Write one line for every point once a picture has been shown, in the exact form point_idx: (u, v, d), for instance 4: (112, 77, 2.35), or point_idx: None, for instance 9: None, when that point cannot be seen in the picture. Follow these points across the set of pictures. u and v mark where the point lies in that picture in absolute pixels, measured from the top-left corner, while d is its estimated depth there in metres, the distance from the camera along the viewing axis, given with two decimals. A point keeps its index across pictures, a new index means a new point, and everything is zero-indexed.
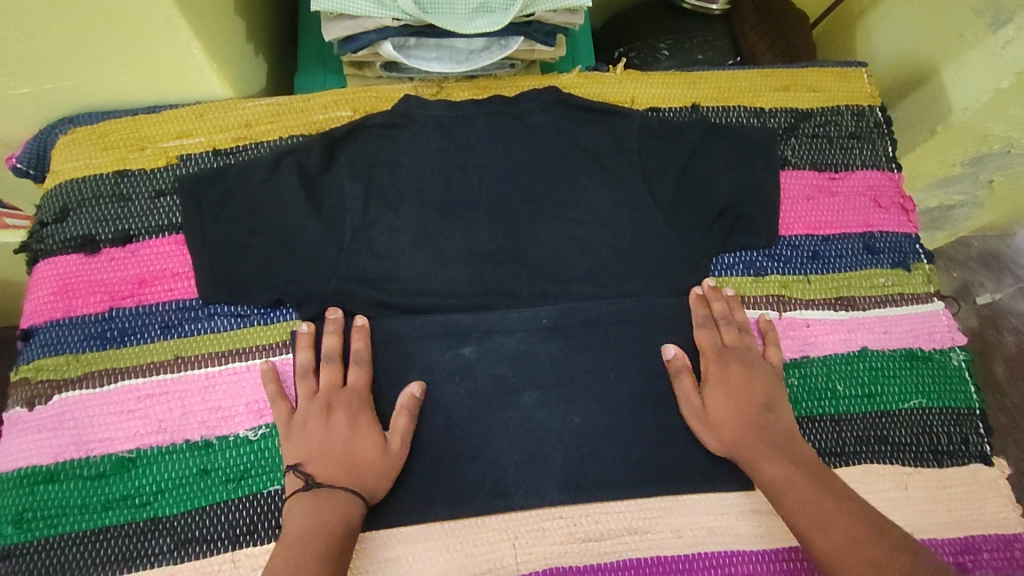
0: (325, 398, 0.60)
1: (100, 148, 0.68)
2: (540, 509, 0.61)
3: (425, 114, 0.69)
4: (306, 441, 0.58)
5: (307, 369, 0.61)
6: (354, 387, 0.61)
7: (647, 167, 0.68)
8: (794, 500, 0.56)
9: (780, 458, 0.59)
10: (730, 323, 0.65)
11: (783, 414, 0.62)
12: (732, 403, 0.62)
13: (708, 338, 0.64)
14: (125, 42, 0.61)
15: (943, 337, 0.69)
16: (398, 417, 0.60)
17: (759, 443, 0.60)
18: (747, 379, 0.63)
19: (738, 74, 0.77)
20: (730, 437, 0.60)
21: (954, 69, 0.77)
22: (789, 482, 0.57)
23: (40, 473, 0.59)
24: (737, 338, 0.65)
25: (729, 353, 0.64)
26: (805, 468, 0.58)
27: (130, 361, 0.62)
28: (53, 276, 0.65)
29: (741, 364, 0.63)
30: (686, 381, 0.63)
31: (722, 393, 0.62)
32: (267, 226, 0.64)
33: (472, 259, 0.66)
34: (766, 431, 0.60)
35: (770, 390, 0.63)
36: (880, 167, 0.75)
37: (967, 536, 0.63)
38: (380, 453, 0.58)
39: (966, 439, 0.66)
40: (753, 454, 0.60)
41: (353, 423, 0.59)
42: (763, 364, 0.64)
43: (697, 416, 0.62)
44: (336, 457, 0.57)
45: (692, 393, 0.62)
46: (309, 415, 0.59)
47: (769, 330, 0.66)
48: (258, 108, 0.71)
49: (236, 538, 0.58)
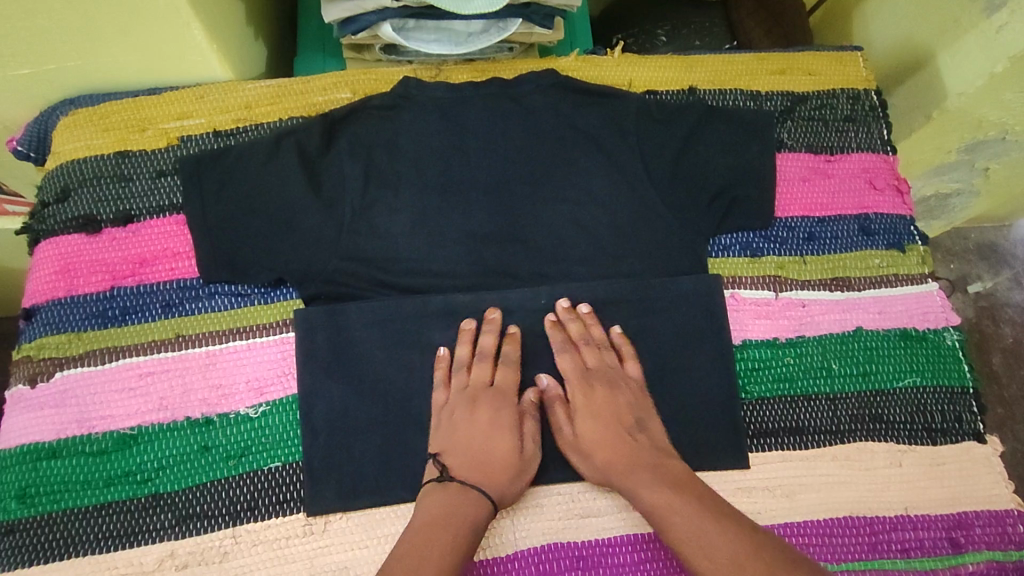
0: (473, 393, 0.62)
1: (101, 129, 0.69)
2: (536, 488, 0.62)
3: (424, 96, 0.70)
4: (453, 431, 0.60)
5: (463, 363, 0.63)
6: (501, 387, 0.63)
7: (645, 150, 0.69)
8: (675, 522, 0.54)
9: (658, 479, 0.57)
10: (589, 344, 0.64)
11: (654, 429, 0.62)
12: (600, 428, 0.61)
13: (569, 363, 0.64)
14: (125, 23, 0.61)
15: (936, 317, 0.70)
16: (527, 422, 0.62)
17: (636, 466, 0.59)
18: (613, 402, 0.62)
19: (735, 58, 0.78)
20: (606, 462, 0.60)
21: (949, 54, 0.77)
22: (668, 505, 0.55)
23: (43, 449, 0.59)
24: (597, 359, 0.64)
25: (592, 376, 0.63)
26: (684, 488, 0.57)
27: (131, 339, 0.63)
28: (54, 256, 0.65)
29: (606, 385, 0.63)
30: (558, 411, 0.63)
31: (590, 419, 0.62)
32: (266, 205, 0.64)
33: (471, 240, 0.67)
34: (638, 453, 0.59)
35: (633, 407, 0.62)
36: (875, 150, 0.76)
37: (960, 512, 0.64)
38: (516, 457, 0.60)
39: (958, 417, 0.67)
40: (632, 478, 0.58)
41: (497, 422, 0.61)
42: (624, 380, 0.64)
43: (571, 446, 0.61)
44: (477, 452, 0.60)
45: (563, 424, 0.62)
46: (457, 405, 0.61)
47: (624, 343, 0.65)
48: (258, 89, 0.72)
49: (237, 514, 0.59)
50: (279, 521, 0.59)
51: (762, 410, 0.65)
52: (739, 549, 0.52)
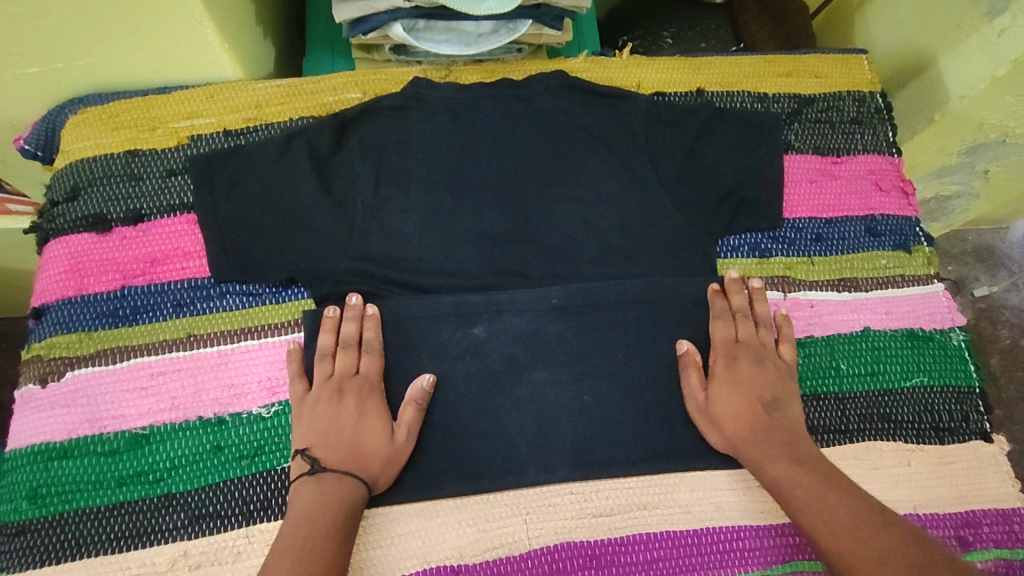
0: (337, 383, 0.61)
1: (110, 128, 0.69)
2: (550, 486, 0.62)
3: (435, 96, 0.70)
4: (315, 424, 0.59)
5: (326, 353, 0.62)
6: (366, 374, 0.61)
7: (654, 150, 0.69)
8: (800, 499, 0.56)
9: (782, 456, 0.59)
10: (745, 319, 0.66)
11: (786, 411, 0.62)
12: (739, 398, 0.62)
13: (722, 332, 0.65)
14: (138, 22, 0.61)
15: (943, 318, 0.71)
16: (406, 408, 0.60)
17: (767, 440, 0.60)
18: (757, 377, 0.63)
19: (742, 60, 0.78)
20: (735, 433, 0.61)
21: (951, 58, 0.78)
22: (796, 479, 0.58)
23: (54, 449, 0.59)
24: (747, 334, 0.65)
25: (740, 349, 0.65)
26: (812, 467, 0.58)
27: (143, 339, 0.63)
28: (64, 255, 0.65)
29: (752, 360, 0.64)
30: (693, 377, 0.63)
31: (729, 388, 0.63)
32: (278, 204, 0.64)
33: (482, 240, 0.67)
34: (771, 428, 0.61)
35: (773, 386, 0.63)
36: (881, 152, 0.76)
37: (968, 511, 0.64)
38: (387, 444, 0.59)
39: (965, 416, 0.68)
40: (760, 453, 0.60)
41: (362, 409, 0.60)
42: (773, 360, 0.65)
43: (700, 408, 0.63)
44: (342, 442, 0.58)
45: (698, 388, 0.63)
46: (320, 398, 0.60)
47: (783, 325, 0.66)
48: (268, 89, 0.72)
49: (250, 514, 0.59)
50: None
51: None
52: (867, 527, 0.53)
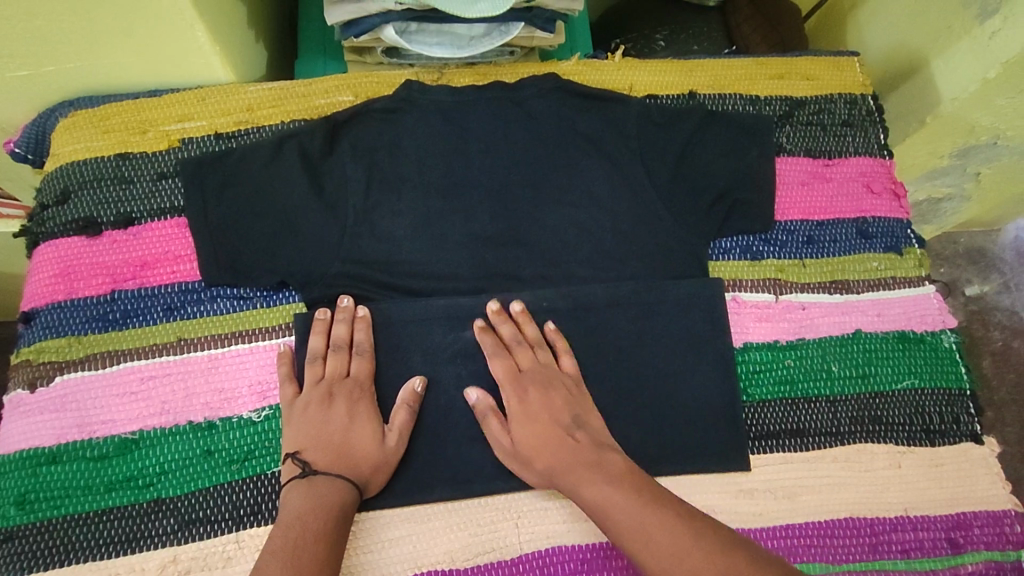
0: (327, 386, 0.60)
1: (101, 131, 0.69)
2: (543, 489, 0.61)
3: (426, 99, 0.70)
4: (305, 427, 0.58)
5: (317, 355, 0.61)
6: (356, 378, 0.61)
7: (645, 153, 0.69)
8: (618, 519, 0.54)
9: (599, 477, 0.56)
10: (521, 345, 0.63)
11: (592, 425, 0.60)
12: (537, 431, 0.59)
13: (501, 368, 0.62)
14: (128, 25, 0.61)
15: (934, 320, 0.71)
16: (397, 411, 0.60)
17: (574, 466, 0.57)
18: (547, 403, 0.60)
19: (734, 63, 0.78)
20: (547, 466, 0.58)
21: (943, 60, 0.78)
22: (613, 502, 0.55)
23: (43, 454, 0.59)
24: (530, 360, 0.62)
25: (525, 378, 0.62)
26: (624, 482, 0.56)
27: (133, 343, 0.62)
28: (53, 258, 0.64)
29: (539, 386, 0.61)
30: (493, 423, 0.60)
31: (526, 423, 0.60)
32: (269, 208, 0.64)
33: (473, 243, 0.67)
34: (575, 451, 0.58)
35: (568, 406, 0.61)
36: (873, 154, 0.76)
37: (959, 513, 0.64)
38: (378, 447, 0.59)
39: (956, 418, 0.68)
40: (574, 478, 0.57)
41: (353, 412, 0.60)
42: (557, 377, 0.62)
43: (511, 453, 0.60)
44: (333, 445, 0.58)
45: (501, 434, 0.60)
46: (310, 401, 0.60)
47: (556, 340, 0.64)
48: (260, 92, 0.72)
49: (241, 519, 0.58)
50: None
51: (764, 413, 0.66)
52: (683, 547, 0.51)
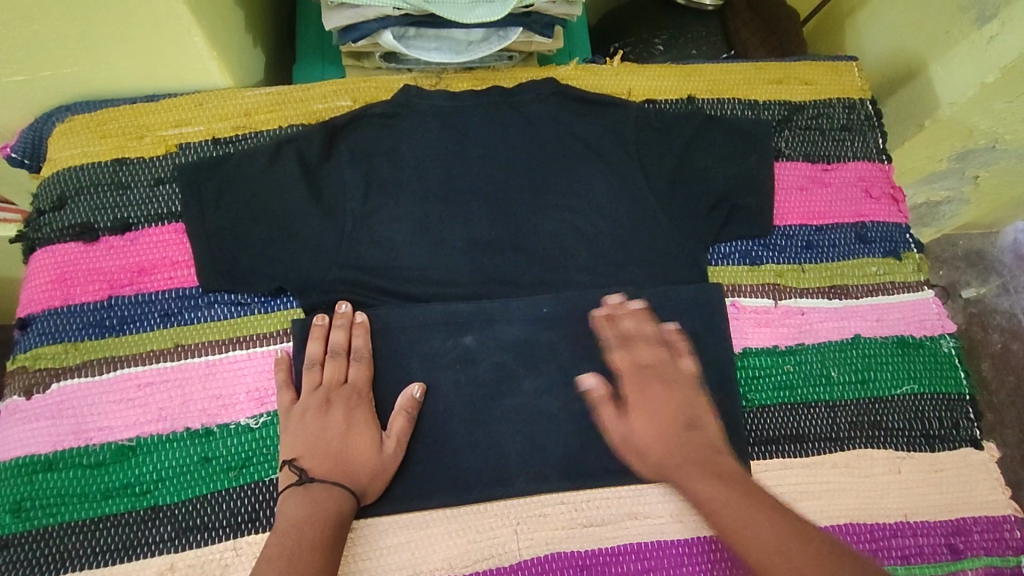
0: (325, 393, 0.60)
1: (98, 136, 0.68)
2: (541, 495, 0.61)
3: (424, 104, 0.70)
4: (302, 434, 0.59)
5: (314, 362, 0.61)
6: (354, 384, 0.61)
7: (644, 158, 0.69)
8: (723, 514, 0.53)
9: (704, 471, 0.56)
10: (641, 339, 0.63)
11: (708, 426, 0.60)
12: (654, 423, 0.59)
13: (624, 360, 0.63)
14: (126, 30, 0.61)
15: (933, 325, 0.71)
16: (395, 418, 0.60)
17: (683, 460, 0.57)
18: (668, 399, 0.60)
19: (732, 67, 0.79)
20: (658, 458, 0.58)
21: (940, 65, 0.79)
22: (720, 497, 0.54)
23: (39, 461, 0.58)
24: (652, 355, 0.63)
25: (645, 371, 0.62)
26: (732, 479, 0.55)
27: (129, 349, 0.62)
28: (50, 264, 0.64)
29: (660, 382, 0.61)
30: (607, 410, 0.61)
31: (643, 415, 0.60)
32: (266, 213, 0.63)
33: (472, 248, 0.67)
34: (689, 447, 0.58)
35: (685, 404, 0.60)
36: (871, 158, 0.77)
37: (959, 519, 0.64)
38: (376, 454, 0.59)
39: (956, 423, 0.68)
40: (685, 472, 0.57)
41: (351, 419, 0.60)
42: (676, 376, 0.62)
43: (624, 443, 0.60)
44: (330, 452, 0.58)
45: (614, 421, 0.61)
46: (307, 408, 0.60)
47: (677, 340, 0.64)
48: (258, 97, 0.72)
49: (238, 526, 0.58)
50: None
51: (763, 418, 0.65)
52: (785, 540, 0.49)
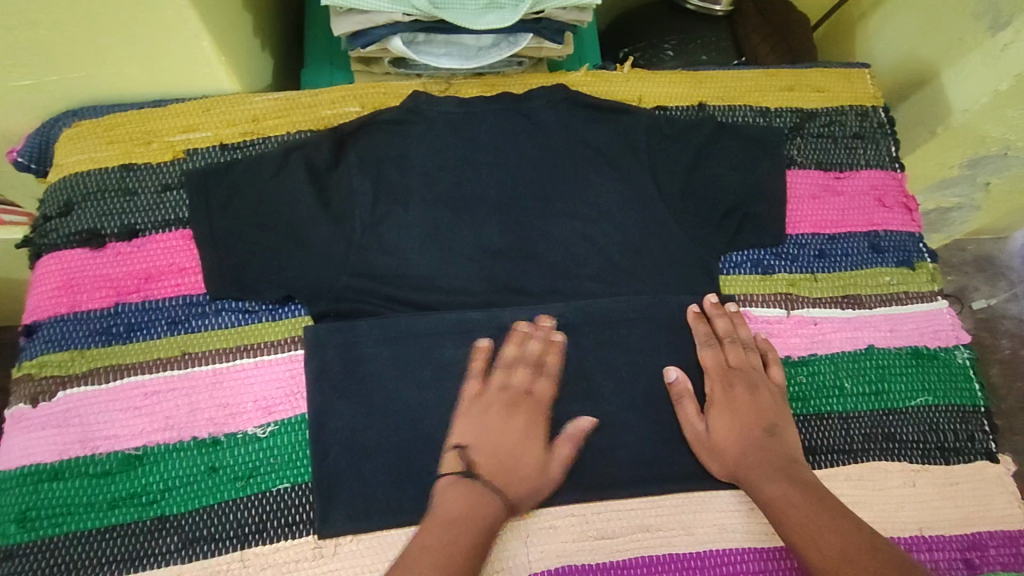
0: (511, 399, 0.61)
1: (105, 141, 0.68)
2: (552, 507, 0.60)
3: (435, 111, 0.69)
4: (483, 437, 0.59)
5: (506, 366, 0.62)
6: (540, 397, 0.61)
7: (656, 166, 0.68)
8: (794, 520, 0.55)
9: (781, 478, 0.58)
10: (733, 341, 0.64)
11: (786, 435, 0.61)
12: (735, 425, 0.61)
13: (711, 358, 0.64)
14: (134, 35, 0.60)
15: (948, 335, 0.70)
16: (562, 441, 0.60)
17: (759, 463, 0.59)
18: (752, 402, 0.62)
19: (744, 74, 0.78)
20: (735, 459, 0.60)
21: (953, 71, 0.78)
22: (790, 500, 0.56)
23: (45, 471, 0.58)
24: (738, 357, 0.64)
25: (732, 373, 0.64)
26: (807, 489, 0.57)
27: (137, 357, 0.62)
28: (57, 271, 0.64)
29: (746, 386, 0.63)
30: (688, 406, 0.62)
31: (725, 416, 0.62)
32: (276, 221, 0.63)
33: (482, 255, 0.66)
34: (765, 452, 0.60)
35: (769, 411, 0.62)
36: (884, 167, 0.76)
37: (974, 533, 0.63)
38: (541, 468, 0.59)
39: (970, 436, 0.67)
40: (757, 474, 0.59)
41: (530, 430, 0.60)
42: (763, 382, 0.64)
43: (703, 442, 0.61)
44: (502, 456, 0.58)
45: (695, 419, 0.62)
46: (490, 411, 0.60)
47: (768, 349, 0.66)
48: (266, 103, 0.71)
49: (246, 537, 0.57)
50: (288, 544, 0.58)
51: None
52: (851, 549, 0.52)
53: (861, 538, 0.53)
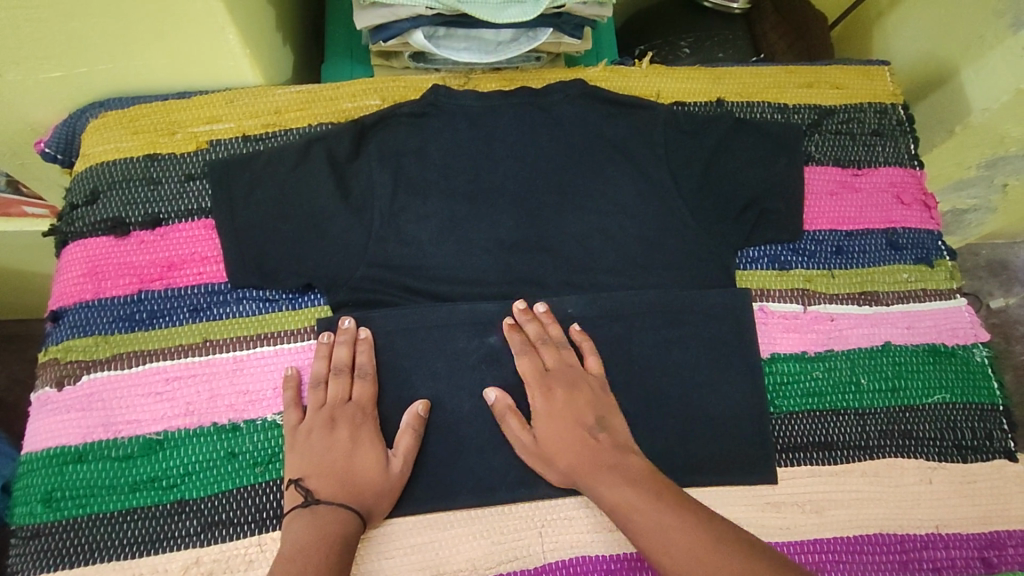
0: (329, 411, 0.59)
1: (130, 131, 0.69)
2: (566, 498, 0.61)
3: (453, 104, 0.70)
4: (310, 454, 0.58)
5: (319, 380, 0.61)
6: (359, 401, 0.60)
7: (672, 161, 0.68)
8: (637, 523, 0.54)
9: (616, 479, 0.57)
10: (547, 344, 0.62)
11: (615, 426, 0.60)
12: (563, 432, 0.59)
13: (529, 366, 0.62)
14: (161, 28, 0.61)
15: (966, 333, 0.69)
16: (401, 436, 0.59)
17: (596, 467, 0.57)
18: (573, 403, 0.60)
19: (762, 71, 0.78)
20: (569, 466, 0.58)
21: (973, 70, 0.77)
22: (632, 501, 0.55)
23: (70, 453, 0.59)
24: (553, 360, 0.62)
25: (552, 377, 0.61)
26: (642, 485, 0.56)
27: (159, 344, 0.63)
28: (83, 258, 0.65)
29: (565, 387, 0.61)
30: (512, 423, 0.60)
31: (549, 423, 0.60)
32: (295, 211, 0.64)
33: (498, 248, 0.66)
34: (597, 454, 0.58)
35: (582, 412, 0.60)
36: (902, 164, 0.75)
37: (992, 532, 0.63)
38: (381, 472, 0.58)
39: (989, 434, 0.66)
40: (593, 478, 0.57)
41: (357, 437, 0.59)
42: (584, 379, 0.62)
43: (535, 453, 0.59)
44: (335, 473, 0.57)
45: (522, 433, 0.60)
46: (313, 427, 0.59)
47: (582, 340, 0.63)
48: (288, 96, 0.72)
49: (263, 521, 0.58)
50: None
51: (792, 424, 0.65)
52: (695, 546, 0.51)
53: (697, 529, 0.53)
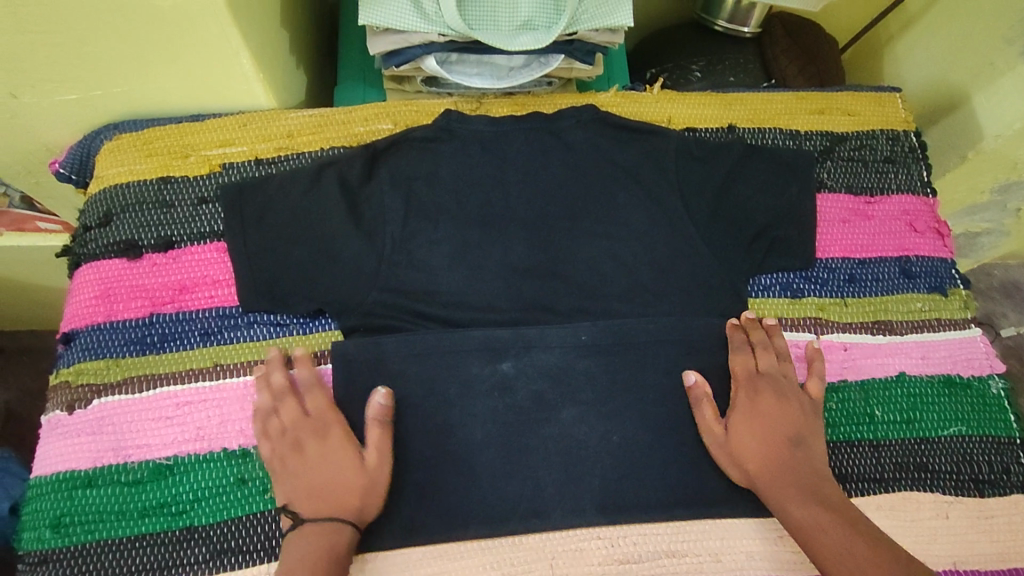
0: (291, 433, 0.58)
1: (144, 154, 0.69)
2: (578, 529, 0.60)
3: (466, 130, 0.70)
4: (287, 478, 0.57)
5: (268, 410, 0.60)
6: (317, 413, 0.59)
7: (685, 187, 0.68)
8: (825, 546, 0.55)
9: (811, 500, 0.57)
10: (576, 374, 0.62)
11: (813, 446, 0.61)
12: (763, 437, 0.61)
13: (740, 364, 0.64)
14: (176, 52, 0.62)
15: (981, 364, 0.69)
16: (370, 432, 0.58)
17: (785, 481, 0.59)
18: (779, 409, 0.62)
19: (773, 96, 0.78)
20: (756, 469, 0.60)
21: (985, 96, 0.77)
22: (824, 523, 0.56)
23: (79, 477, 0.59)
24: (766, 363, 0.64)
25: (761, 380, 0.63)
26: (837, 510, 0.57)
27: (169, 368, 0.63)
28: (95, 280, 0.65)
29: (774, 394, 0.63)
30: (707, 411, 0.61)
31: (745, 421, 0.61)
32: (307, 235, 0.64)
33: (510, 273, 0.66)
34: (788, 464, 0.60)
35: (794, 420, 0.62)
36: (915, 192, 0.75)
37: (1011, 568, 0.62)
38: (359, 470, 0.57)
39: (1006, 468, 0.66)
40: (780, 493, 0.58)
41: (326, 446, 0.58)
42: (793, 392, 0.63)
43: (723, 447, 0.61)
44: (314, 487, 0.56)
45: (715, 425, 0.61)
46: (280, 449, 0.58)
47: (816, 358, 0.65)
48: (301, 119, 0.73)
49: (273, 550, 0.58)
50: None
51: None
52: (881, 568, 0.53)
53: (879, 541, 0.55)
